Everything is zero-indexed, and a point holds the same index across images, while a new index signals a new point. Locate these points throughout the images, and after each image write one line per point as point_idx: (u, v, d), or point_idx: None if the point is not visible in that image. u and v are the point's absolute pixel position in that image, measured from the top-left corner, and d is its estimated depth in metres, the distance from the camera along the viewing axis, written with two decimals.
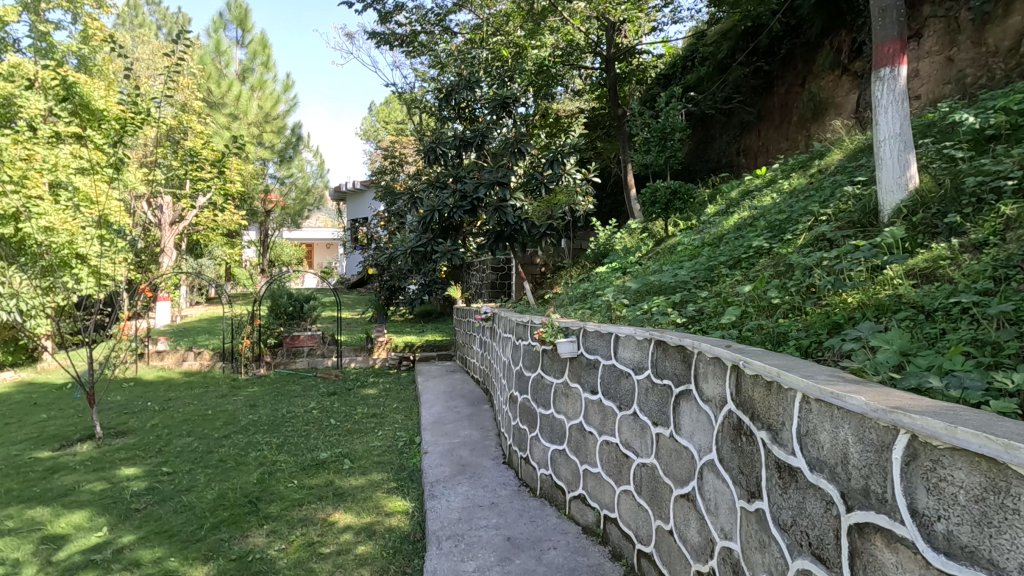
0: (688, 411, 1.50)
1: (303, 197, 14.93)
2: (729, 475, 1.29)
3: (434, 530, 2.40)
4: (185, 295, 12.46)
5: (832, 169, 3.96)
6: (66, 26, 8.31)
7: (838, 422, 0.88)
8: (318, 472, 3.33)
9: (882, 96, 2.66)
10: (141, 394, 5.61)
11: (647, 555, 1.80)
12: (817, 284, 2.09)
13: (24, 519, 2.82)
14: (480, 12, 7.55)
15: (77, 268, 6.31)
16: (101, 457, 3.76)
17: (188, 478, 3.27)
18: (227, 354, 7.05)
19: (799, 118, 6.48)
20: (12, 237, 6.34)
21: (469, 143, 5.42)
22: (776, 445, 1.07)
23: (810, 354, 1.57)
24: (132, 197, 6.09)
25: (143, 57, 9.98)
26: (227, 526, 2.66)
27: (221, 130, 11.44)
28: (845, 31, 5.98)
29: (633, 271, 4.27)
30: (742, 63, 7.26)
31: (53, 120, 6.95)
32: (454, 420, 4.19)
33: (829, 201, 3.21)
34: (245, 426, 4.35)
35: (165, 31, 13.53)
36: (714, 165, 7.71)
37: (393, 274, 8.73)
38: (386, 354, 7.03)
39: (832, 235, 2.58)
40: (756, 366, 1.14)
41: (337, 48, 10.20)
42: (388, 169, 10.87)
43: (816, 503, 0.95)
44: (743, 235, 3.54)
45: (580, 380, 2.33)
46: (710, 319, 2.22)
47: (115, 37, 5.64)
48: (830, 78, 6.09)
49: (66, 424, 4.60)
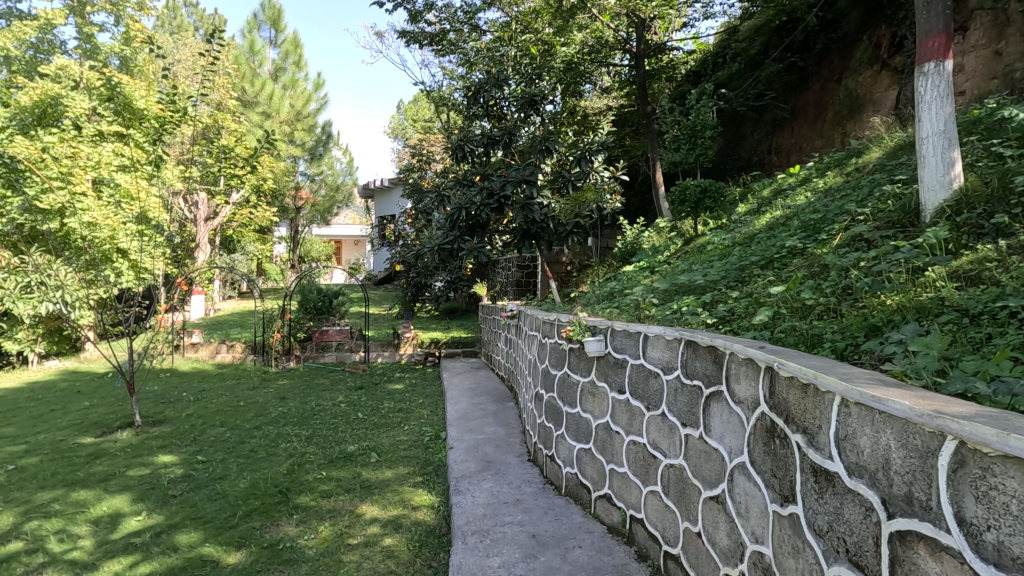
0: (719, 412, 1.48)
1: (332, 194, 15.28)
2: (761, 478, 1.28)
3: (460, 525, 2.42)
4: (218, 289, 12.85)
5: (869, 168, 3.83)
6: (110, 28, 8.78)
7: (879, 426, 0.86)
8: (346, 465, 3.39)
9: (926, 92, 2.58)
10: (176, 384, 5.82)
11: (674, 556, 1.79)
12: (854, 285, 2.04)
13: (69, 502, 2.95)
14: (509, 10, 7.55)
15: (119, 263, 6.66)
16: (140, 444, 3.90)
17: (222, 467, 3.38)
18: (258, 348, 7.24)
19: (835, 115, 6.31)
20: (58, 231, 6.65)
21: (496, 141, 5.41)
22: (812, 449, 1.05)
23: (845, 357, 1.53)
24: (169, 193, 6.19)
25: (182, 59, 10.39)
26: (259, 515, 2.73)
27: (253, 129, 11.72)
28: (885, 25, 5.83)
29: (661, 271, 4.21)
30: (776, 58, 7.10)
31: (96, 119, 7.23)
32: (478, 416, 4.21)
33: (867, 201, 3.11)
34: (275, 418, 4.45)
35: (201, 32, 13.66)
36: (744, 164, 7.54)
37: (420, 271, 8.82)
38: (412, 351, 7.13)
39: (870, 236, 2.50)
40: (792, 368, 1.12)
41: (367, 47, 10.34)
42: (416, 167, 10.99)
43: (854, 509, 0.93)
44: (775, 235, 3.46)
45: (608, 380, 2.32)
46: (741, 319, 2.19)
47: (154, 38, 5.83)
48: (869, 74, 5.93)
49: (107, 412, 4.78)
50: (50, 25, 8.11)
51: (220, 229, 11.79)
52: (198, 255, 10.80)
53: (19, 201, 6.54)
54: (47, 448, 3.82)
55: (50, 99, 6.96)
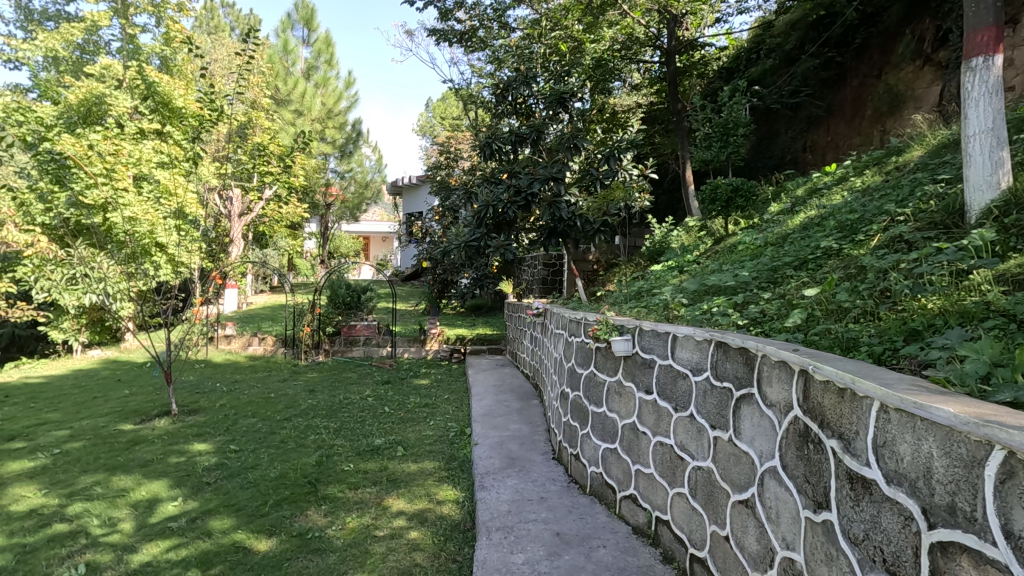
0: (749, 415, 1.46)
1: (361, 191, 15.55)
2: (793, 483, 1.25)
3: (484, 521, 2.44)
4: (251, 283, 13.21)
5: (910, 167, 3.70)
6: (151, 28, 8.95)
7: (921, 434, 0.84)
8: (374, 457, 3.45)
9: (973, 88, 2.47)
10: (211, 375, 6.01)
11: (700, 559, 1.77)
12: (892, 287, 1.97)
13: (110, 486, 3.07)
14: (538, 7, 7.44)
15: (157, 256, 6.91)
16: (176, 431, 4.04)
17: (254, 456, 3.47)
18: (289, 341, 7.42)
19: (873, 112, 6.13)
20: (101, 225, 6.92)
21: (524, 138, 5.38)
22: (848, 455, 1.03)
23: (883, 361, 1.48)
24: (206, 189, 6.36)
25: (218, 58, 10.68)
26: (288, 504, 2.79)
27: (286, 127, 11.95)
28: (929, 19, 5.65)
29: (689, 271, 4.15)
30: (813, 54, 6.94)
31: (137, 118, 7.49)
32: (503, 413, 4.23)
33: (908, 200, 3.01)
34: (305, 410, 4.55)
35: (237, 32, 14.07)
36: (777, 162, 7.37)
37: (447, 267, 8.94)
38: (438, 346, 7.19)
39: (910, 237, 2.41)
40: (828, 371, 1.09)
41: (397, 46, 10.43)
42: (444, 164, 11.09)
43: (892, 518, 0.90)
44: (809, 235, 3.39)
45: (635, 380, 2.30)
46: (773, 321, 2.14)
47: (192, 38, 6.02)
48: (910, 69, 5.76)
49: (145, 400, 4.95)
50: (96, 27, 8.45)
51: (252, 224, 12.08)
52: (232, 250, 11.09)
53: (66, 196, 6.83)
54: (90, 434, 3.99)
55: (94, 98, 7.23)
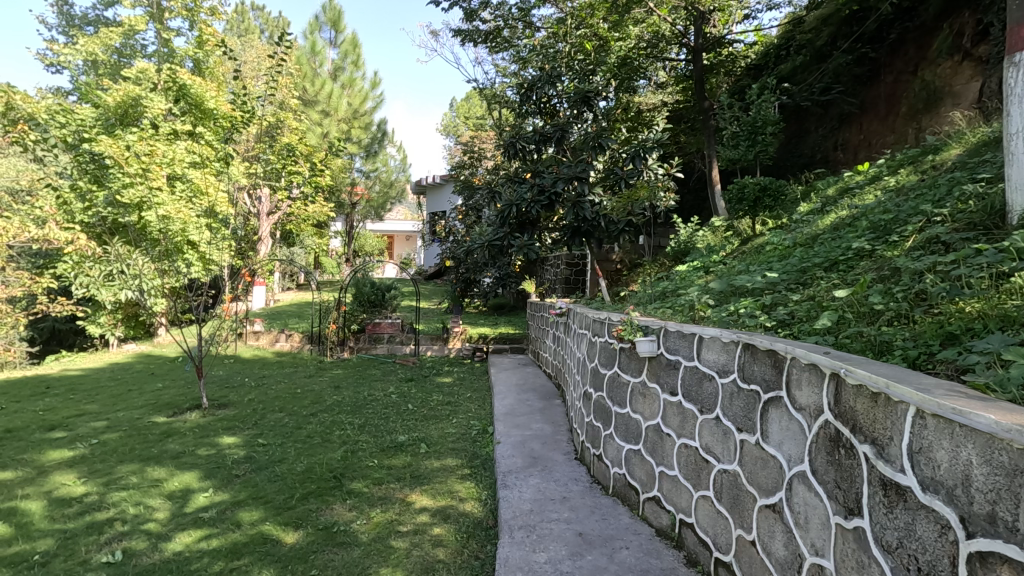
0: (778, 418, 1.44)
1: (386, 190, 15.76)
2: (823, 489, 1.23)
3: (507, 519, 2.45)
4: (278, 281, 13.50)
5: (948, 165, 3.59)
6: (185, 32, 8.92)
7: (959, 440, 0.82)
8: (397, 454, 3.49)
9: (1016, 84, 2.39)
10: (239, 370, 6.16)
11: (725, 563, 1.75)
12: (928, 290, 1.90)
13: (145, 476, 3.17)
14: (562, 5, 7.35)
15: (189, 254, 7.10)
16: (206, 425, 4.15)
17: (281, 451, 3.54)
18: (315, 338, 7.55)
19: (908, 109, 5.95)
20: (137, 223, 7.14)
21: (548, 138, 5.40)
22: (882, 461, 1.01)
23: (917, 366, 1.43)
24: (235, 189, 6.51)
25: (249, 60, 10.92)
26: (315, 498, 2.85)
27: (312, 127, 12.16)
28: (969, 12, 5.47)
29: (716, 271, 4.11)
30: (845, 50, 6.79)
31: (172, 119, 7.73)
32: (525, 412, 4.23)
33: (945, 200, 2.92)
34: (330, 406, 4.63)
35: (266, 34, 14.37)
36: (807, 161, 7.23)
37: (469, 267, 8.98)
38: (461, 345, 7.24)
39: (948, 237, 2.33)
40: (861, 375, 1.07)
41: (422, 46, 10.40)
42: (467, 163, 11.14)
43: (928, 525, 0.88)
44: (840, 235, 3.32)
45: (660, 381, 2.28)
46: (802, 323, 2.11)
47: (226, 41, 6.21)
48: (948, 65, 5.58)
49: (177, 394, 5.11)
50: (133, 31, 8.70)
51: (280, 223, 12.32)
52: (260, 248, 11.35)
53: (104, 195, 7.07)
54: (126, 425, 4.13)
55: (130, 100, 7.44)
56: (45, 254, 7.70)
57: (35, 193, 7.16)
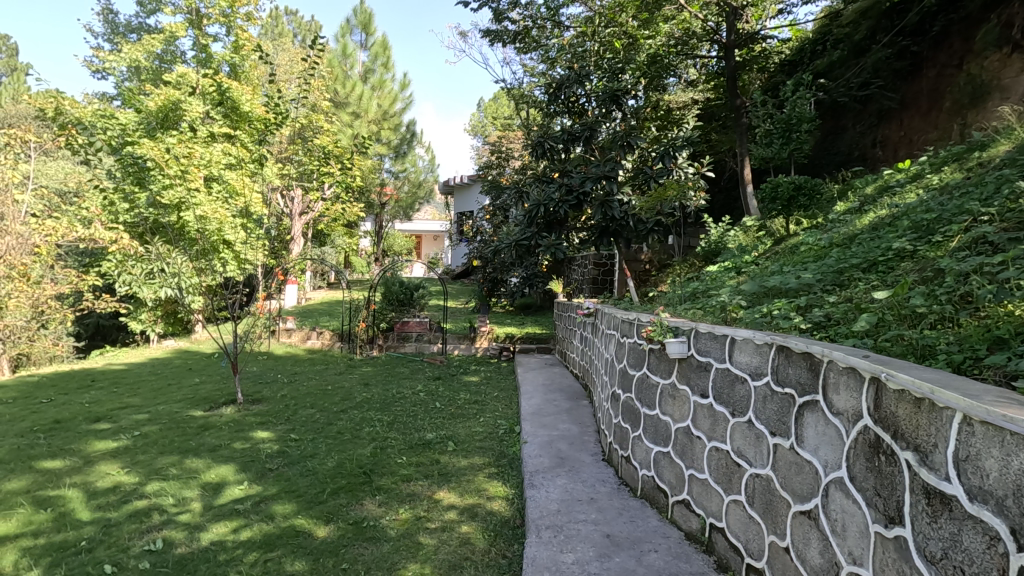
0: (813, 422, 1.40)
1: (415, 190, 15.90)
2: (862, 496, 1.19)
3: (534, 518, 2.45)
4: (310, 280, 13.77)
5: (996, 163, 3.45)
6: (222, 37, 9.13)
7: (1010, 449, 0.79)
8: (424, 451, 3.53)
9: None
10: (272, 366, 6.30)
11: (757, 569, 1.72)
12: (975, 292, 1.82)
13: (183, 468, 3.28)
14: (592, 5, 7.42)
15: (224, 253, 7.33)
16: (241, 419, 4.26)
17: (312, 446, 3.61)
18: (345, 336, 7.67)
19: (952, 104, 5.72)
20: (175, 224, 7.37)
21: (577, 137, 5.32)
22: (926, 469, 0.97)
23: (962, 371, 1.38)
24: (268, 190, 6.66)
25: (283, 64, 11.17)
26: (345, 493, 2.90)
27: (343, 129, 12.35)
28: (1019, 3, 5.24)
29: (748, 271, 4.04)
30: (885, 44, 6.61)
31: (209, 122, 7.97)
32: (553, 413, 4.22)
33: (993, 199, 2.80)
34: (360, 403, 4.71)
35: (299, 38, 14.70)
36: (843, 158, 7.04)
37: (497, 266, 9.03)
38: (488, 344, 7.26)
39: (997, 237, 2.23)
40: (902, 380, 1.03)
41: (451, 48, 10.54)
42: (495, 164, 11.18)
43: (976, 537, 0.85)
44: (879, 235, 3.23)
45: (690, 383, 2.25)
46: (839, 326, 2.05)
47: (263, 46, 6.38)
48: (996, 58, 5.35)
49: (214, 389, 5.26)
50: (173, 37, 8.96)
51: (312, 223, 12.56)
52: (292, 247, 11.58)
53: (146, 196, 7.33)
54: (165, 418, 4.27)
55: (171, 104, 7.67)
56: (90, 253, 8.02)
57: (82, 194, 7.47)
